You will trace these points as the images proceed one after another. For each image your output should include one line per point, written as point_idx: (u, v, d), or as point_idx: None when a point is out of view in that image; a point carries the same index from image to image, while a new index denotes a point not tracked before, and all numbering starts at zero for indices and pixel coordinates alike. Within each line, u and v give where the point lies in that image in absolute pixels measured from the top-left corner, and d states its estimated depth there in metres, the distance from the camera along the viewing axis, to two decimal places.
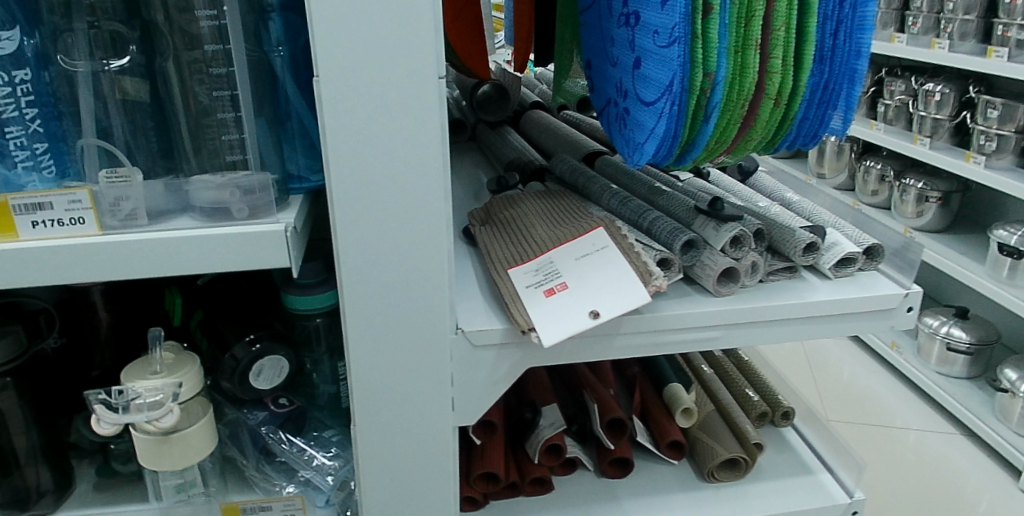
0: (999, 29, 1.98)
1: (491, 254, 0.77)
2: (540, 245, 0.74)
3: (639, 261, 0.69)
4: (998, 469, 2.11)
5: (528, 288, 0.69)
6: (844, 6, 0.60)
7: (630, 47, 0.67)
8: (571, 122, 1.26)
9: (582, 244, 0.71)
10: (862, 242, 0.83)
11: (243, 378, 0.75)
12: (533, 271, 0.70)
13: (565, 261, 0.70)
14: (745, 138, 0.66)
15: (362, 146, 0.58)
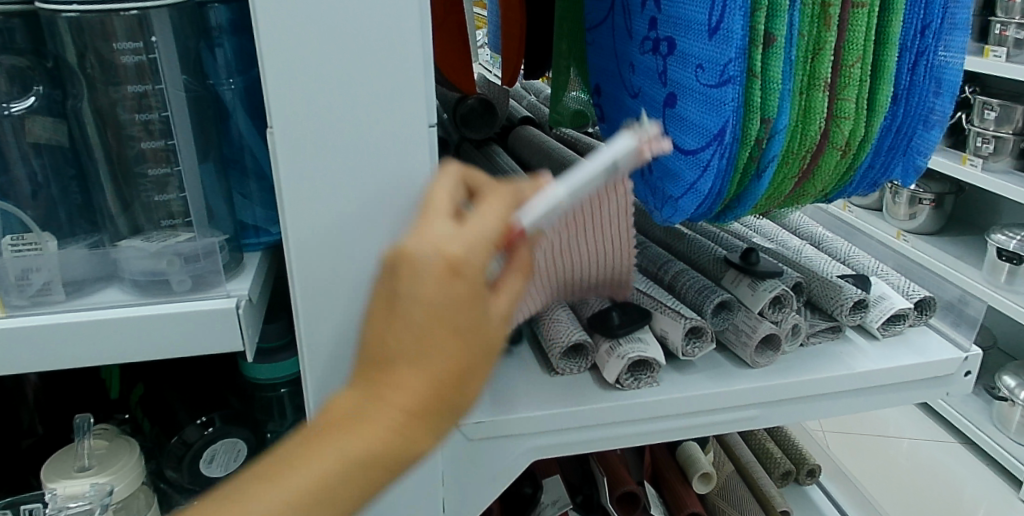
0: (997, 27, 1.88)
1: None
2: (546, 243, 0.57)
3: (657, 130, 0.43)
4: (996, 479, 2.03)
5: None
6: (926, 35, 0.50)
7: (662, 80, 0.56)
8: (566, 141, 1.15)
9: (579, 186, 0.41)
10: (911, 295, 0.72)
11: (192, 467, 0.65)
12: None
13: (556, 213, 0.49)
14: (800, 189, 0.56)
15: (333, 213, 0.46)
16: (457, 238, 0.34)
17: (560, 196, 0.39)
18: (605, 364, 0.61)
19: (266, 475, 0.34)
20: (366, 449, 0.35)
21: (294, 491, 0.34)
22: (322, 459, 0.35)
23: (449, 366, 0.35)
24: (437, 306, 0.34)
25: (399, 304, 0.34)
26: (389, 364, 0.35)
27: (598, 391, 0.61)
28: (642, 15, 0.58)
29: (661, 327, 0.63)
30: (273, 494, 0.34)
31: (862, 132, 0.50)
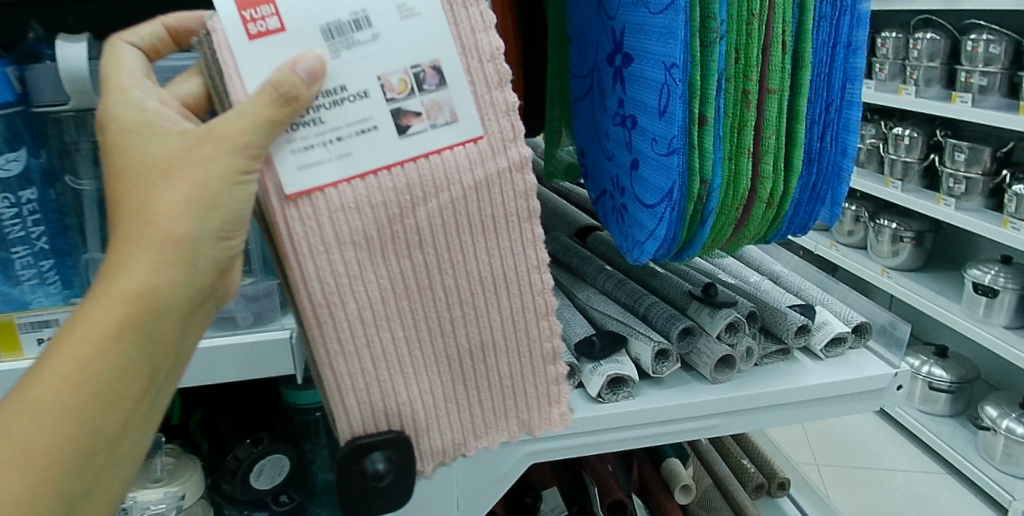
0: (962, 76, 2.04)
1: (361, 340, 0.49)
2: (445, 270, 0.49)
3: (476, 34, 0.46)
4: (983, 508, 2.12)
5: (303, 171, 0.44)
6: (829, 111, 0.67)
7: (626, 148, 0.70)
8: (560, 192, 1.24)
9: (372, 68, 0.44)
10: (850, 320, 0.84)
11: (244, 479, 0.74)
12: (337, 164, 0.44)
13: (391, 122, 0.45)
14: (739, 234, 0.71)
15: None
16: (129, 108, 0.43)
17: (326, 22, 0.43)
18: (588, 381, 0.73)
19: (27, 385, 0.40)
20: (116, 336, 0.41)
21: (57, 384, 0.40)
22: (76, 355, 0.40)
23: (164, 229, 0.41)
24: (131, 135, 0.43)
25: (134, 176, 0.42)
26: (119, 230, 0.42)
27: (584, 403, 0.73)
28: (612, 95, 0.72)
29: (635, 350, 0.75)
30: (41, 403, 0.40)
31: (781, 189, 0.67)
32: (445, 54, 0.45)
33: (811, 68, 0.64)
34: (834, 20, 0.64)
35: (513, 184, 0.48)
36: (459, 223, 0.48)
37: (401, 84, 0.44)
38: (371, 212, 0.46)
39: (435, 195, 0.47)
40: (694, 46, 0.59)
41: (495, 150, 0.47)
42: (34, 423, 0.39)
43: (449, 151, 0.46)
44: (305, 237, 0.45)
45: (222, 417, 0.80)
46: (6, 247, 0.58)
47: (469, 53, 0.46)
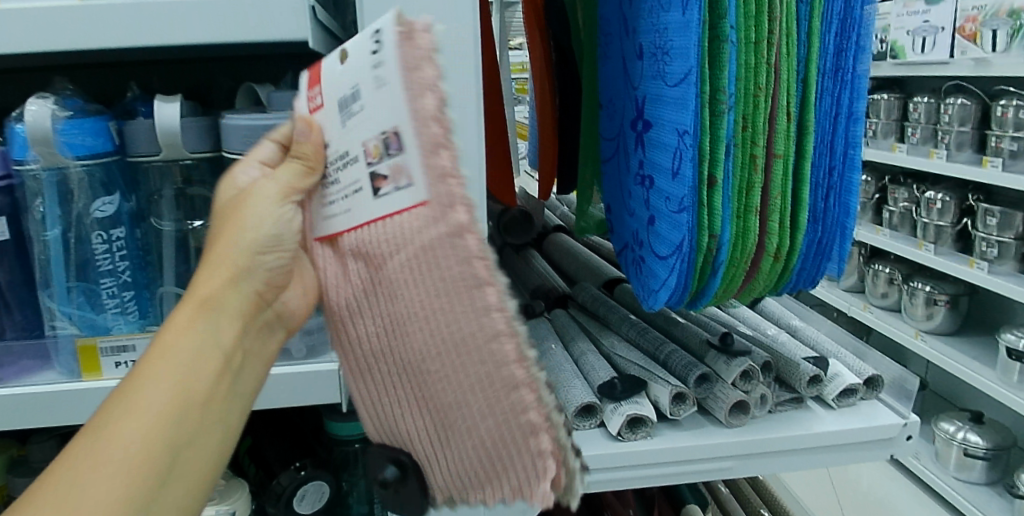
0: (992, 141, 2.08)
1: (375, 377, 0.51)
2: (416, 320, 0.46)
3: (414, 68, 0.41)
4: None
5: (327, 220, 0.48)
6: (832, 175, 0.74)
7: (644, 205, 0.77)
8: (590, 245, 1.31)
9: (358, 135, 0.44)
10: (861, 373, 0.88)
11: (288, 503, 0.79)
12: (343, 219, 0.47)
13: (368, 184, 0.44)
14: (749, 285, 0.77)
15: None
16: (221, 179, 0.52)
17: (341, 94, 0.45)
18: (609, 420, 0.78)
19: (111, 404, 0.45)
20: (189, 355, 0.47)
21: (136, 397, 0.45)
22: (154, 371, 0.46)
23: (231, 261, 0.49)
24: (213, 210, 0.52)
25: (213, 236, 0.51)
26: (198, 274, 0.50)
27: (604, 441, 0.77)
28: (634, 157, 0.79)
29: (654, 392, 0.80)
30: (127, 414, 0.44)
31: (787, 244, 0.73)
32: (402, 117, 0.41)
33: (813, 135, 0.72)
34: (836, 94, 0.72)
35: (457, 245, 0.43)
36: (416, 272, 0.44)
37: (375, 148, 0.43)
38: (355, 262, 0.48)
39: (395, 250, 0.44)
40: (703, 115, 0.66)
41: (445, 212, 0.42)
42: (118, 432, 0.43)
43: (403, 214, 0.43)
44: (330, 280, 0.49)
45: (268, 444, 0.86)
46: (95, 279, 0.66)
47: (419, 112, 0.41)
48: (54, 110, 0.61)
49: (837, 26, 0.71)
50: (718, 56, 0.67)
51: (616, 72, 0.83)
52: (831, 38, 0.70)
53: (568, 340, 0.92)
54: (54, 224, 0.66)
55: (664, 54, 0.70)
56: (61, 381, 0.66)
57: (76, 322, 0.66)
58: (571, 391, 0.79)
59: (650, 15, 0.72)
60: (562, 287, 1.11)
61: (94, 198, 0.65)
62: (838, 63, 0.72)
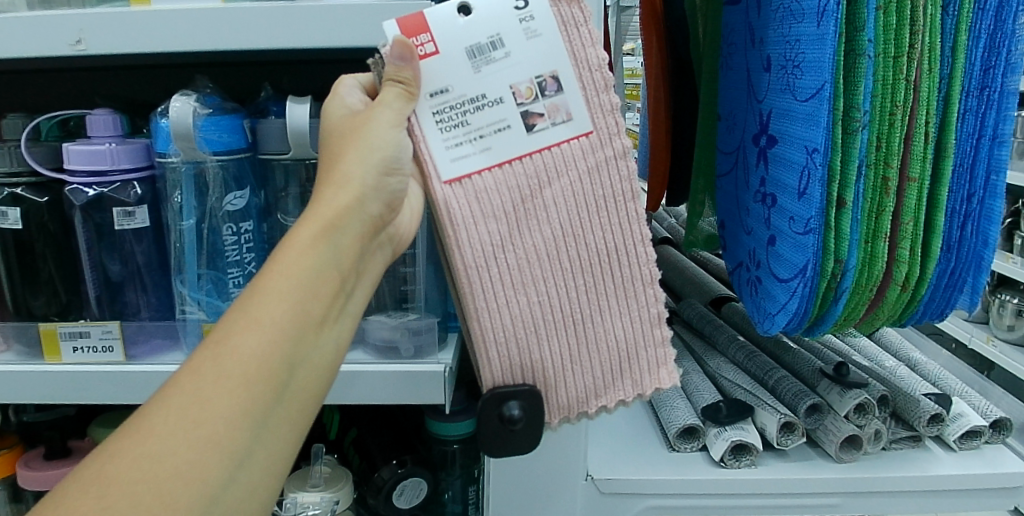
0: None
1: (481, 300, 0.54)
2: (601, 239, 0.56)
3: (585, 48, 0.55)
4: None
5: (457, 160, 0.53)
6: (971, 202, 0.69)
7: (765, 223, 0.75)
8: (699, 260, 1.28)
9: (506, 80, 0.53)
10: (988, 415, 0.82)
11: (387, 496, 0.81)
12: (481, 156, 0.54)
13: (520, 121, 0.54)
14: (872, 314, 0.74)
15: None
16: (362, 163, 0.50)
17: (493, 35, 0.53)
18: (712, 444, 0.76)
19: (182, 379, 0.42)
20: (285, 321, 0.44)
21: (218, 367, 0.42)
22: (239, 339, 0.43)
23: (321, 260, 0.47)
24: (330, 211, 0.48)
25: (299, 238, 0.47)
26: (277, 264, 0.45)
27: (705, 465, 0.75)
28: (755, 173, 0.77)
29: (761, 420, 0.77)
30: (216, 380, 0.42)
31: (917, 274, 0.69)
32: (562, 65, 0.54)
33: (953, 158, 0.67)
34: (980, 113, 0.67)
35: (612, 174, 0.56)
36: (581, 205, 0.55)
37: (528, 90, 0.54)
38: (508, 191, 0.54)
39: (562, 174, 0.55)
40: (835, 132, 0.64)
41: (602, 147, 0.55)
42: (212, 396, 0.41)
43: (566, 144, 0.55)
44: (463, 210, 0.53)
45: (371, 438, 0.88)
46: (223, 268, 0.69)
47: (580, 63, 0.55)
48: (196, 107, 0.64)
49: (986, 40, 0.65)
50: (854, 70, 0.64)
51: (740, 84, 0.81)
52: (979, 54, 0.65)
53: (673, 357, 0.91)
54: (190, 216, 0.69)
55: (795, 67, 0.67)
56: (187, 363, 0.70)
57: (203, 308, 0.70)
58: (674, 413, 0.79)
59: (780, 25, 0.69)
60: (666, 302, 1.11)
61: (227, 192, 0.69)
62: (984, 80, 0.66)
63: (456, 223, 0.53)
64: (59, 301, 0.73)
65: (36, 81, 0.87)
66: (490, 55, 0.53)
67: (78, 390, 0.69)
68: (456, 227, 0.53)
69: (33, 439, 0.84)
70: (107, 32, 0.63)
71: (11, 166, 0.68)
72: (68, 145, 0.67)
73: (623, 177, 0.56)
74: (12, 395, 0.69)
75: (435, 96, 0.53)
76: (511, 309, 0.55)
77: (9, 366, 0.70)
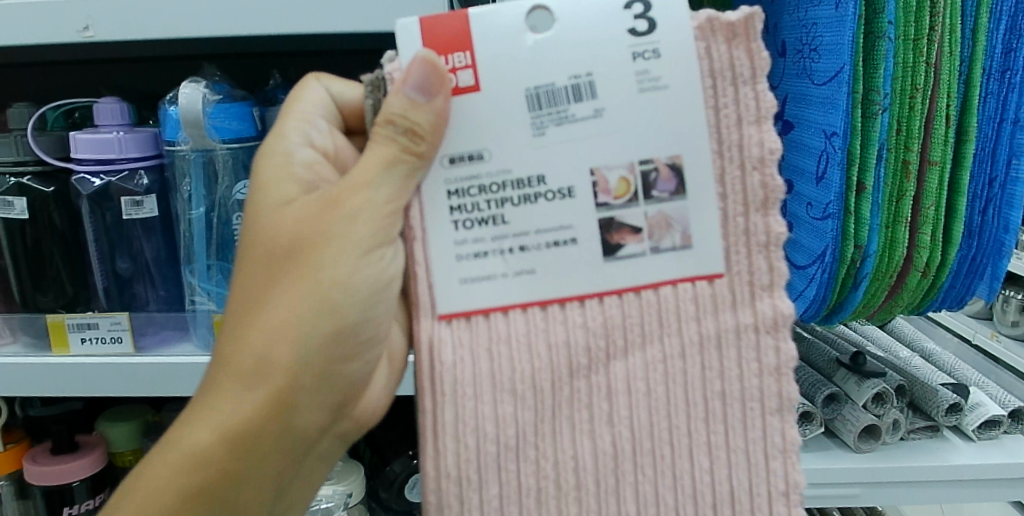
0: None
1: (457, 482, 0.40)
2: (687, 460, 0.41)
3: (739, 131, 0.40)
4: None
5: (465, 286, 0.40)
6: (992, 186, 0.68)
7: (781, 210, 0.74)
8: None
9: (576, 162, 0.40)
10: (1007, 404, 0.80)
11: (399, 490, 0.80)
12: (515, 277, 0.40)
13: (592, 235, 0.40)
14: (892, 301, 0.73)
15: None
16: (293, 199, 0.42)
17: (574, 75, 0.39)
18: None
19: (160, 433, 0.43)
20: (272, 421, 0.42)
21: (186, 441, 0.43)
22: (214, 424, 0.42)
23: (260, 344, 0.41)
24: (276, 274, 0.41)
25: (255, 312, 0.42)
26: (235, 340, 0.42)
27: None
28: None
29: None
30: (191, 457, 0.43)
31: (938, 259, 0.68)
32: (690, 149, 0.40)
33: (975, 141, 0.66)
34: (1001, 97, 0.66)
35: (738, 366, 0.41)
36: (671, 390, 0.41)
37: (620, 187, 0.40)
38: (550, 362, 0.40)
39: (651, 342, 0.41)
40: (853, 116, 0.63)
41: (726, 308, 0.41)
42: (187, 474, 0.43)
43: (675, 283, 0.41)
44: (452, 370, 0.40)
45: (381, 432, 0.88)
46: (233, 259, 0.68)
47: (726, 152, 0.40)
48: (206, 94, 0.63)
49: (1007, 21, 0.64)
50: (874, 53, 0.63)
51: None
52: (999, 36, 0.64)
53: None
54: (199, 205, 0.68)
55: (811, 51, 0.66)
56: (196, 354, 0.69)
57: (213, 299, 0.69)
58: None
59: (797, 10, 0.68)
60: None
61: (236, 180, 0.67)
62: (1006, 63, 0.65)
63: (448, 386, 0.40)
64: (66, 294, 0.71)
65: (43, 74, 0.86)
66: (579, 116, 0.39)
67: (86, 383, 0.68)
68: (455, 388, 0.40)
69: (41, 434, 0.83)
70: (114, 19, 0.62)
71: (18, 155, 0.67)
72: (76, 134, 0.66)
73: (747, 393, 0.41)
74: (21, 388, 0.68)
75: (454, 164, 0.40)
76: (507, 492, 0.41)
77: (16, 359, 0.68)
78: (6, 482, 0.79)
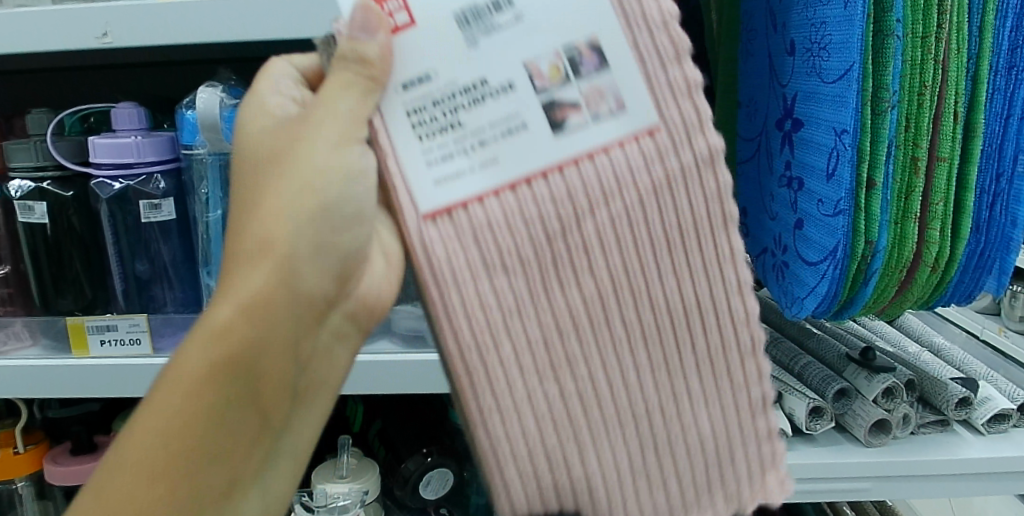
0: None
1: (489, 395, 0.38)
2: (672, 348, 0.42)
3: (647, 19, 0.40)
4: None
5: (442, 186, 0.38)
6: (1000, 181, 0.68)
7: (791, 207, 0.75)
8: None
9: (505, 52, 0.39)
10: (1015, 398, 0.81)
11: (413, 488, 0.81)
12: (482, 173, 0.38)
13: (542, 117, 0.39)
14: (902, 296, 0.74)
15: None
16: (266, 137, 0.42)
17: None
18: None
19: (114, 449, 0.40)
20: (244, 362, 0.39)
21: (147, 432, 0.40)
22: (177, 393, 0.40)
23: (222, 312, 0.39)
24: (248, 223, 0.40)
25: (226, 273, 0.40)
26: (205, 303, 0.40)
27: None
28: (780, 157, 0.77)
29: (789, 405, 0.77)
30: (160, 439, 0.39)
31: (947, 254, 0.69)
32: (607, 29, 0.40)
33: (982, 137, 0.67)
34: (1008, 93, 0.66)
35: (695, 202, 0.41)
36: (638, 239, 0.40)
37: (552, 70, 0.39)
38: (528, 234, 0.39)
39: (613, 199, 0.40)
40: (863, 114, 0.63)
41: (675, 147, 0.41)
42: (162, 456, 0.39)
43: (614, 141, 0.40)
44: (447, 262, 0.38)
45: (395, 430, 0.88)
46: None
47: (635, 26, 0.40)
48: (223, 98, 0.64)
49: (1014, 19, 0.65)
50: (883, 51, 0.63)
51: (762, 70, 0.81)
52: (1006, 33, 0.65)
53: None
54: (216, 207, 0.69)
55: (820, 49, 0.67)
56: None
57: None
58: None
59: (805, 8, 0.69)
60: None
61: None
62: (1012, 60, 0.66)
63: (446, 276, 0.38)
64: (85, 297, 0.72)
65: (61, 79, 0.87)
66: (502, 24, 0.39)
67: (105, 384, 0.69)
68: (451, 277, 0.38)
69: (59, 435, 0.84)
70: (131, 24, 0.63)
71: (38, 159, 0.68)
72: (94, 139, 0.67)
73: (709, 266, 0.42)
74: (42, 389, 0.69)
75: (409, 88, 0.38)
76: (533, 394, 0.39)
77: (37, 361, 0.69)
78: (26, 482, 0.81)
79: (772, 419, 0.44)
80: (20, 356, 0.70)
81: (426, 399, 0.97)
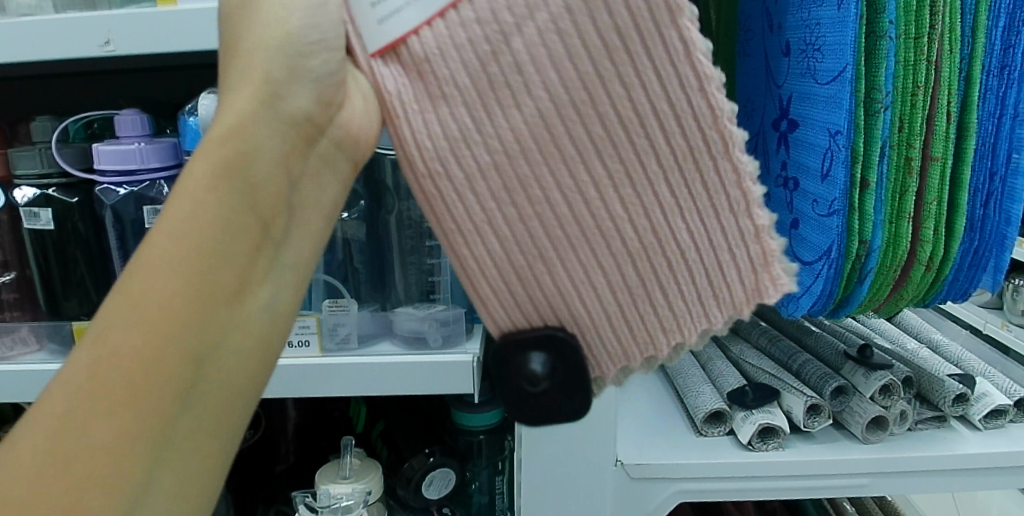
0: None
1: (449, 217, 0.44)
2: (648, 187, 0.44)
3: None
4: None
5: (384, 24, 0.43)
6: (993, 180, 0.69)
7: (787, 207, 0.76)
8: None
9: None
10: (1012, 393, 0.82)
11: (416, 488, 0.82)
12: (416, 8, 0.42)
13: None
14: (897, 295, 0.74)
15: None
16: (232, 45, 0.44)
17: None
18: (739, 428, 0.76)
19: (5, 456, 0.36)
20: (179, 293, 0.38)
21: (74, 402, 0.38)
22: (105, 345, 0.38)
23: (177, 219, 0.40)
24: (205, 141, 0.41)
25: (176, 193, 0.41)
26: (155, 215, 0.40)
27: (733, 448, 0.76)
28: (776, 157, 0.77)
29: (787, 403, 0.78)
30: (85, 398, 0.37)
31: (941, 253, 0.70)
32: None
33: (976, 136, 0.67)
34: (1001, 93, 0.67)
35: (668, 42, 0.41)
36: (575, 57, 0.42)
37: None
38: (462, 58, 0.42)
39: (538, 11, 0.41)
40: (857, 115, 0.64)
41: None
42: (94, 412, 0.37)
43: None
44: (398, 96, 0.43)
45: (398, 431, 0.89)
46: None
47: None
48: None
49: (1006, 19, 0.65)
50: (876, 52, 0.64)
51: (758, 71, 0.82)
52: (999, 33, 0.65)
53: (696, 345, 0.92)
54: None
55: (815, 50, 0.67)
56: None
57: None
58: (700, 398, 0.79)
59: (800, 10, 0.70)
60: None
61: None
62: (1005, 60, 0.66)
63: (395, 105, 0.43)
64: (90, 301, 0.73)
65: (66, 86, 0.88)
66: None
67: None
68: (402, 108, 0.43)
69: None
70: (136, 32, 0.64)
71: (43, 167, 0.69)
72: (99, 146, 0.68)
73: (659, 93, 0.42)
74: None
75: None
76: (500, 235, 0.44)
77: (42, 365, 0.70)
78: None
79: (772, 239, 0.45)
80: (27, 361, 0.71)
81: (428, 399, 0.98)
